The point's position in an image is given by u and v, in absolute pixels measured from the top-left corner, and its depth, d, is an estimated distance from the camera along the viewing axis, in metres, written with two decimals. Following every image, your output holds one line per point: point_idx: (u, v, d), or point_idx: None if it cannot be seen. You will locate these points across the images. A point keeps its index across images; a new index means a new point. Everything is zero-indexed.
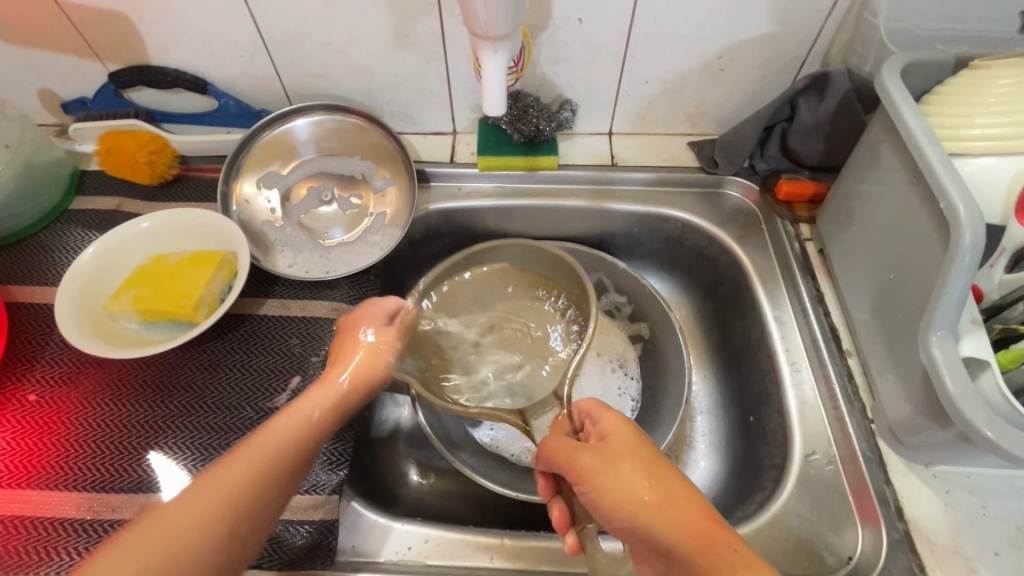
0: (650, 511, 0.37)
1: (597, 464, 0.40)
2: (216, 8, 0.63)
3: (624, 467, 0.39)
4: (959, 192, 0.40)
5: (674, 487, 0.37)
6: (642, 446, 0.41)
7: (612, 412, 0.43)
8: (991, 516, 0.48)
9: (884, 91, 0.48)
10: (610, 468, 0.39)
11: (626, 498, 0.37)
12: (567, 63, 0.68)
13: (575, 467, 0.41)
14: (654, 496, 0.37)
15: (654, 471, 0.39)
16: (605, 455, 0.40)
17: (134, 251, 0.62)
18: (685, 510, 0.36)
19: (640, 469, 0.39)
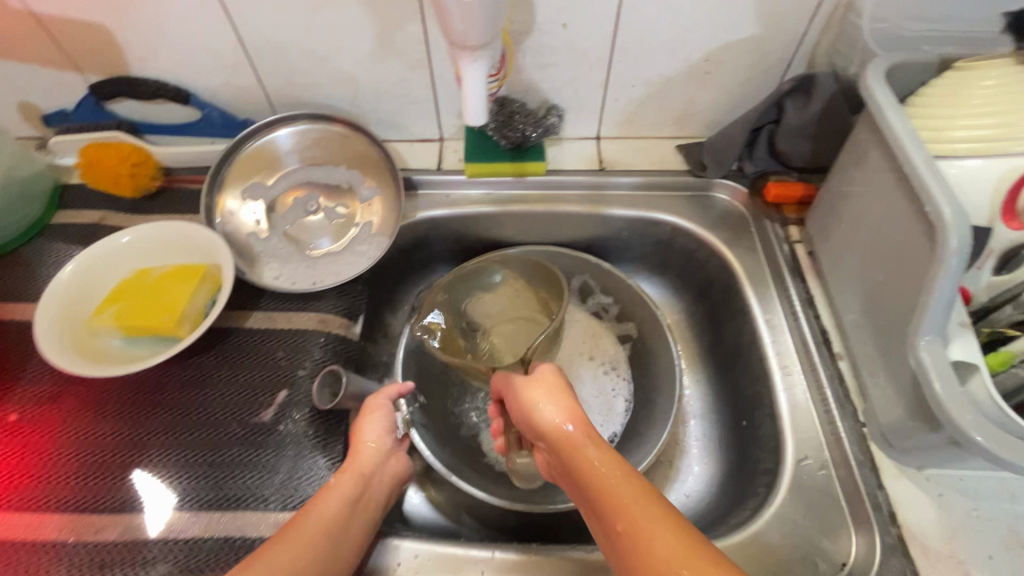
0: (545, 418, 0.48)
1: (519, 387, 0.52)
2: (195, 18, 0.62)
3: (539, 391, 0.51)
4: (944, 194, 0.40)
5: (568, 408, 0.48)
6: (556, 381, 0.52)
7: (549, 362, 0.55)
8: (984, 518, 0.47)
9: (869, 93, 0.48)
10: (530, 391, 0.51)
11: (530, 414, 0.49)
12: (553, 68, 0.68)
13: (507, 386, 0.54)
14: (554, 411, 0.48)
15: (560, 396, 0.50)
16: (527, 383, 0.52)
17: (116, 265, 0.61)
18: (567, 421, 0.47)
19: (551, 395, 0.50)
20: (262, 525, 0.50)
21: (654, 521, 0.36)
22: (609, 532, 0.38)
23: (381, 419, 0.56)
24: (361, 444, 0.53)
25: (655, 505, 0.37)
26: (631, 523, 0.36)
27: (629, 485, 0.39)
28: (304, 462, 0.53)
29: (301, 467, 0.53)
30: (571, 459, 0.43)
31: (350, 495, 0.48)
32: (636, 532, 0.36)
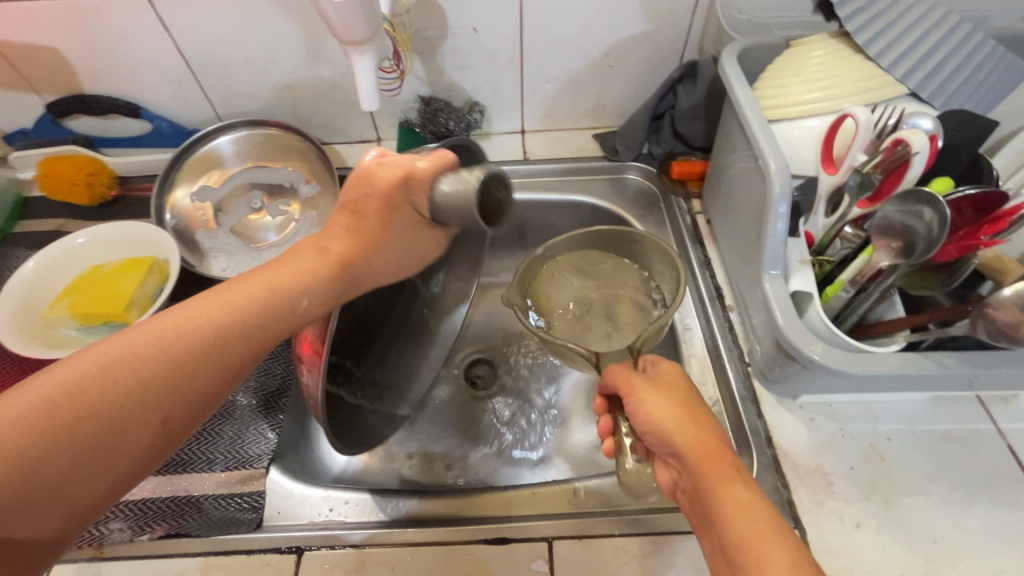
0: (680, 422, 0.42)
1: (649, 384, 0.46)
2: (140, 37, 0.69)
3: (668, 395, 0.44)
4: (771, 149, 0.47)
5: (697, 420, 0.43)
6: (685, 389, 0.46)
7: (672, 362, 0.48)
8: (848, 436, 0.54)
9: (722, 70, 0.55)
10: (660, 390, 0.45)
11: (658, 418, 0.43)
12: (471, 68, 0.75)
13: (628, 383, 0.46)
14: (683, 416, 0.43)
15: (686, 401, 0.45)
16: (657, 383, 0.46)
17: (71, 263, 0.66)
18: (697, 435, 0.42)
19: (678, 397, 0.45)
20: (207, 485, 0.55)
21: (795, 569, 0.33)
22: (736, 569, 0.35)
23: (402, 246, 0.49)
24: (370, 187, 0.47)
25: (789, 544, 0.34)
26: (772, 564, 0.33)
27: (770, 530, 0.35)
28: (247, 428, 0.58)
29: (244, 432, 0.58)
30: (709, 478, 0.39)
31: (300, 309, 0.42)
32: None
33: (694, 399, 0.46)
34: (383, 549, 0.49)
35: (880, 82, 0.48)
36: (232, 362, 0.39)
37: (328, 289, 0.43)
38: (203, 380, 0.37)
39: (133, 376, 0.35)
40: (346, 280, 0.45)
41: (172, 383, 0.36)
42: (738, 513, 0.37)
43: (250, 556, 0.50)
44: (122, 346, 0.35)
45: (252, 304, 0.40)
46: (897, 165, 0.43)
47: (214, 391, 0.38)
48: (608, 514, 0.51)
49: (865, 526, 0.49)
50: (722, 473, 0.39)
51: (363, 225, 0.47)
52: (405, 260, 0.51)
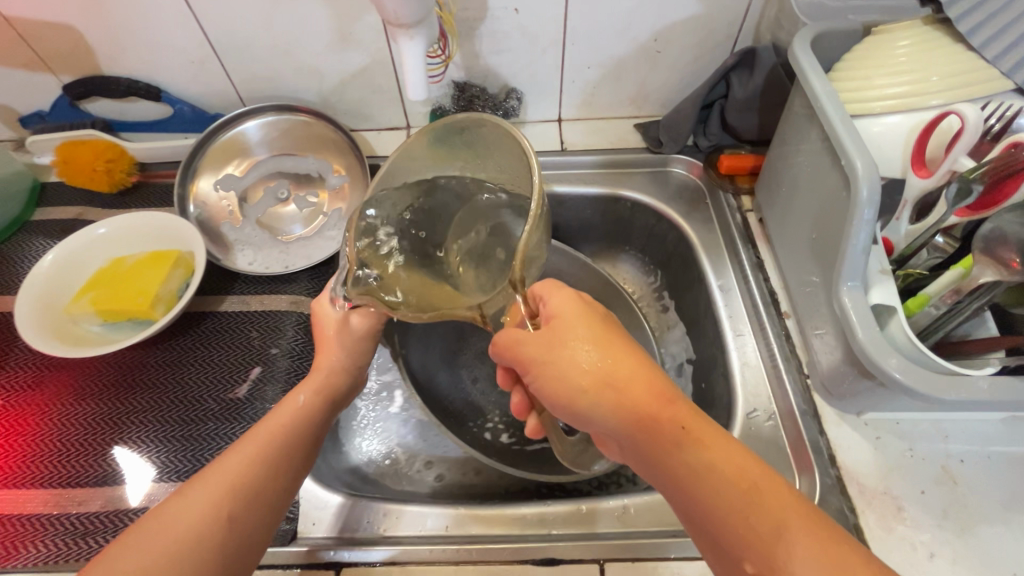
0: (593, 398, 0.38)
1: (541, 350, 0.39)
2: (160, 16, 0.65)
3: (568, 349, 0.39)
4: (857, 149, 0.43)
5: (618, 368, 0.38)
6: (583, 325, 0.40)
7: (559, 294, 0.41)
8: (918, 457, 0.50)
9: (794, 58, 0.50)
10: (562, 351, 0.39)
11: (571, 384, 0.38)
12: (509, 52, 0.70)
13: (518, 357, 0.41)
14: (596, 384, 0.38)
15: (605, 345, 0.39)
16: (550, 338, 0.40)
17: (94, 255, 0.63)
18: (629, 389, 0.37)
19: (592, 347, 0.39)
20: None
21: (778, 534, 0.30)
22: (711, 542, 0.33)
23: (347, 342, 0.49)
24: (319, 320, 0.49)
25: (775, 502, 0.32)
26: (764, 533, 0.31)
27: (743, 494, 0.32)
28: None
29: None
30: (656, 448, 0.36)
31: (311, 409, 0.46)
32: (744, 556, 0.31)
33: (612, 337, 0.40)
34: (425, 566, 0.47)
35: (979, 75, 0.43)
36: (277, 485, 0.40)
37: (319, 385, 0.47)
38: (253, 512, 0.38)
39: (190, 523, 0.36)
40: (335, 380, 0.48)
41: (230, 517, 0.37)
42: (707, 478, 0.34)
43: (288, 570, 0.48)
44: (167, 508, 0.36)
45: (276, 431, 0.43)
46: (1012, 170, 0.39)
47: (267, 517, 0.39)
48: (661, 535, 0.48)
49: (940, 556, 0.45)
50: (667, 435, 0.35)
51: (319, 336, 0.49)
52: (362, 354, 0.50)
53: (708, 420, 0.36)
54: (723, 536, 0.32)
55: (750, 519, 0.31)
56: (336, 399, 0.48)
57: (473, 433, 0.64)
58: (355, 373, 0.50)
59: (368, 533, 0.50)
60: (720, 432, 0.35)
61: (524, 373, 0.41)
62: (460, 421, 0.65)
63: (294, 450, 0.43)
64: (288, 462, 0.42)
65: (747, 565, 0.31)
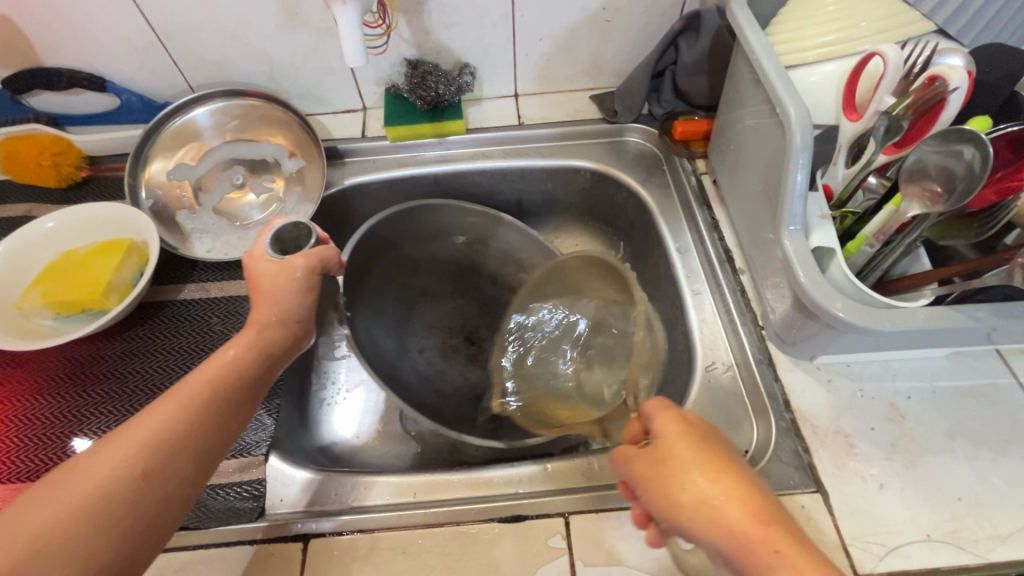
0: (690, 514, 0.35)
1: (649, 468, 0.38)
2: (98, 3, 0.63)
3: (669, 472, 0.37)
4: (791, 97, 0.44)
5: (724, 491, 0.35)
6: (687, 443, 0.38)
7: (669, 413, 0.40)
8: (867, 396, 0.52)
9: (731, 14, 0.51)
10: (675, 478, 0.37)
11: (668, 503, 0.36)
12: (459, 26, 0.70)
13: (635, 478, 0.40)
14: (697, 503, 0.35)
15: (712, 469, 0.36)
16: (654, 458, 0.39)
17: (44, 249, 0.62)
18: (730, 513, 0.34)
19: (700, 472, 0.36)
20: None
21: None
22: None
23: (284, 292, 0.49)
24: (257, 273, 0.50)
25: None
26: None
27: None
28: None
29: None
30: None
31: (240, 365, 0.44)
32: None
33: (722, 461, 0.37)
34: (393, 532, 0.47)
35: (906, 19, 0.46)
36: (203, 448, 0.39)
37: (250, 342, 0.45)
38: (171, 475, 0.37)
39: (102, 479, 0.35)
40: (270, 337, 0.47)
41: (146, 474, 0.36)
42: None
43: (254, 547, 0.47)
44: (80, 465, 0.35)
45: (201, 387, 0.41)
46: (931, 104, 0.41)
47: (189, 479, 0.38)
48: None
49: (889, 487, 0.47)
50: (763, 565, 0.31)
51: (261, 289, 0.49)
52: (301, 304, 0.49)
53: (813, 548, 0.32)
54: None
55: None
56: (272, 355, 0.47)
57: (417, 399, 0.63)
58: (293, 328, 0.49)
59: (341, 506, 0.51)
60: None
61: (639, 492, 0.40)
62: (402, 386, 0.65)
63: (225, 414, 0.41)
64: (215, 425, 0.40)
65: None
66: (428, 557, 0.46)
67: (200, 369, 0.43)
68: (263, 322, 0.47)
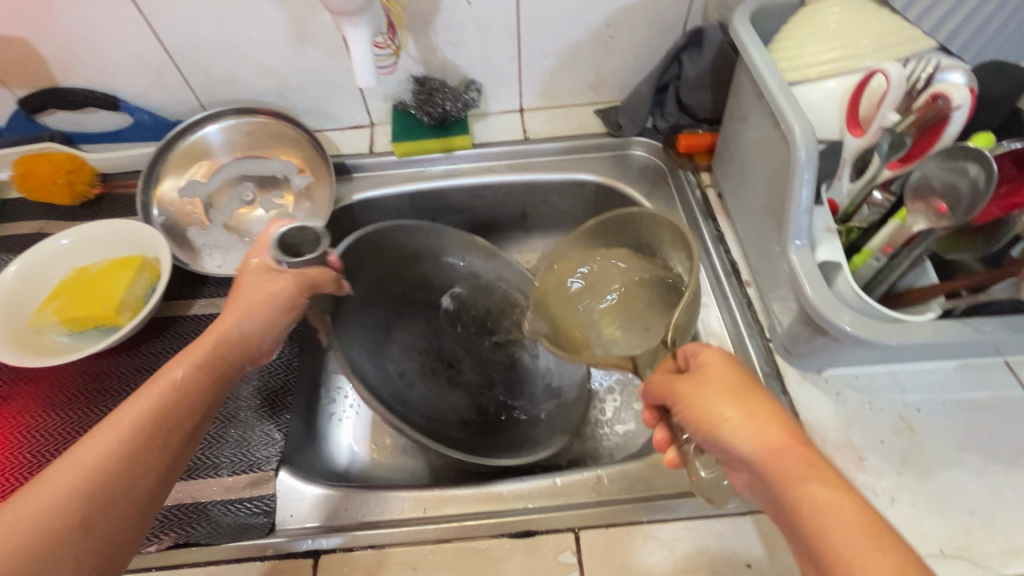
0: (733, 425, 0.35)
1: (681, 384, 0.38)
2: (113, 24, 0.65)
3: (711, 390, 0.36)
4: (794, 114, 0.44)
5: (758, 407, 0.35)
6: (732, 372, 0.37)
7: (714, 347, 0.39)
8: (876, 409, 0.52)
9: (734, 32, 0.52)
10: (719, 392, 0.36)
11: (709, 420, 0.35)
12: (465, 44, 0.71)
13: (670, 391, 0.39)
14: (740, 416, 0.35)
15: (748, 399, 0.36)
16: (696, 379, 0.37)
17: (57, 266, 0.63)
18: (768, 427, 0.34)
19: (731, 395, 0.36)
20: (214, 490, 0.53)
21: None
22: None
23: (255, 315, 0.49)
24: (245, 277, 0.51)
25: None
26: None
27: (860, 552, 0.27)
28: (257, 429, 0.56)
29: (255, 434, 0.56)
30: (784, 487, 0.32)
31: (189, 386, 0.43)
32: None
33: (749, 388, 0.37)
34: (403, 548, 0.47)
35: (909, 36, 0.46)
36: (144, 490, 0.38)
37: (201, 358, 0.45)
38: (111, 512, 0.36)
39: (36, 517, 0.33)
40: (215, 359, 0.46)
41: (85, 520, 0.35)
42: (825, 535, 0.29)
43: (267, 562, 0.47)
44: (9, 504, 0.34)
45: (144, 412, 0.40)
46: (934, 120, 0.41)
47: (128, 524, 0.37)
48: (633, 501, 0.49)
49: (900, 501, 0.47)
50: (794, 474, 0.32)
51: (240, 297, 0.50)
52: (277, 319, 0.50)
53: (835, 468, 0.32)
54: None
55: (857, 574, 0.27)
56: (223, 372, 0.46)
57: (415, 421, 0.59)
58: (255, 345, 0.49)
59: (351, 520, 0.51)
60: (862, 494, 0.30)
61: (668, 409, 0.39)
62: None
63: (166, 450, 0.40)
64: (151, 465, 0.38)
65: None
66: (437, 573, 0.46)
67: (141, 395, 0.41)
68: (218, 341, 0.47)
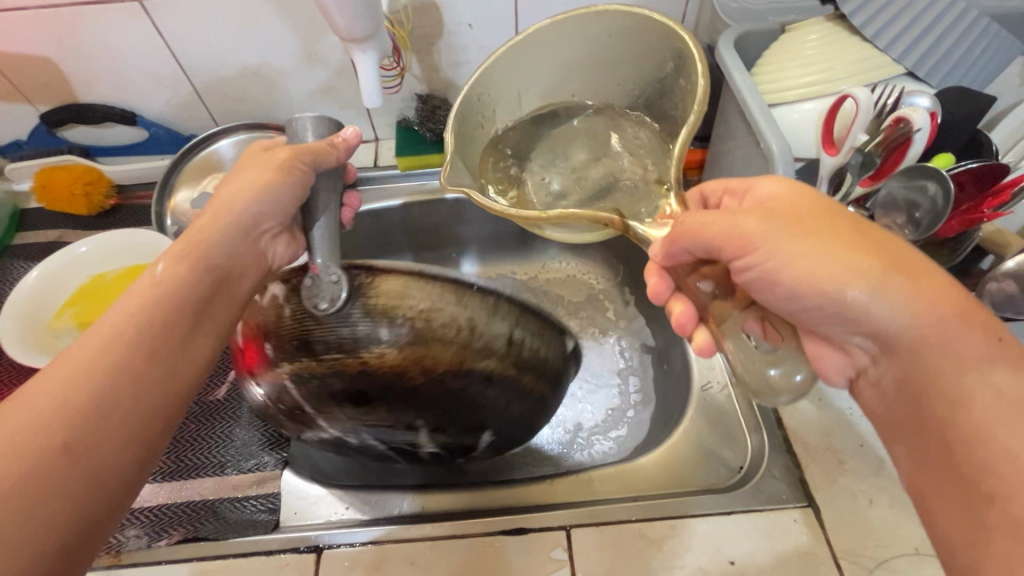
0: (872, 280, 0.32)
1: (772, 230, 0.34)
2: (134, 44, 0.68)
3: (827, 236, 0.34)
4: (774, 133, 0.47)
5: (902, 257, 0.33)
6: (827, 204, 0.36)
7: (783, 179, 0.38)
8: (856, 415, 0.54)
9: (719, 55, 0.55)
10: (836, 237, 0.33)
11: (829, 271, 0.33)
12: (466, 64, 0.75)
13: (738, 232, 0.35)
14: (884, 269, 0.32)
15: (871, 249, 0.33)
16: (809, 221, 0.34)
17: (75, 273, 0.66)
18: (927, 282, 0.32)
19: (850, 240, 0.33)
20: (221, 489, 0.55)
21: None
22: (982, 503, 0.29)
23: (283, 189, 0.46)
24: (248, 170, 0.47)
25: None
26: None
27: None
28: (261, 432, 0.59)
29: (259, 436, 0.59)
30: (932, 369, 0.32)
31: (171, 283, 0.40)
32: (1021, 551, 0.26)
33: (851, 230, 0.34)
34: (401, 544, 0.49)
35: (879, 63, 0.50)
36: (147, 422, 0.35)
37: (181, 262, 0.41)
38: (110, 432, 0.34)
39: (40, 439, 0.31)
40: (201, 262, 0.43)
41: (69, 446, 0.32)
42: (985, 424, 0.29)
43: (271, 556, 0.49)
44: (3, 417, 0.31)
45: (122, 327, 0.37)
46: (900, 142, 0.44)
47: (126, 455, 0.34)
48: (624, 502, 0.51)
49: (878, 502, 0.49)
50: (951, 357, 0.31)
51: (232, 184, 0.46)
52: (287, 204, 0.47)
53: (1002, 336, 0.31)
54: (1005, 500, 0.28)
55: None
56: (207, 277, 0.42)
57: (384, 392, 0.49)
58: (253, 237, 0.46)
59: (353, 518, 0.53)
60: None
61: (732, 260, 0.35)
62: (431, 368, 0.48)
63: (170, 373, 0.37)
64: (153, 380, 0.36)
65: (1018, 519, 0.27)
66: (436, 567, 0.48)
67: (119, 309, 0.38)
68: (198, 243, 0.43)
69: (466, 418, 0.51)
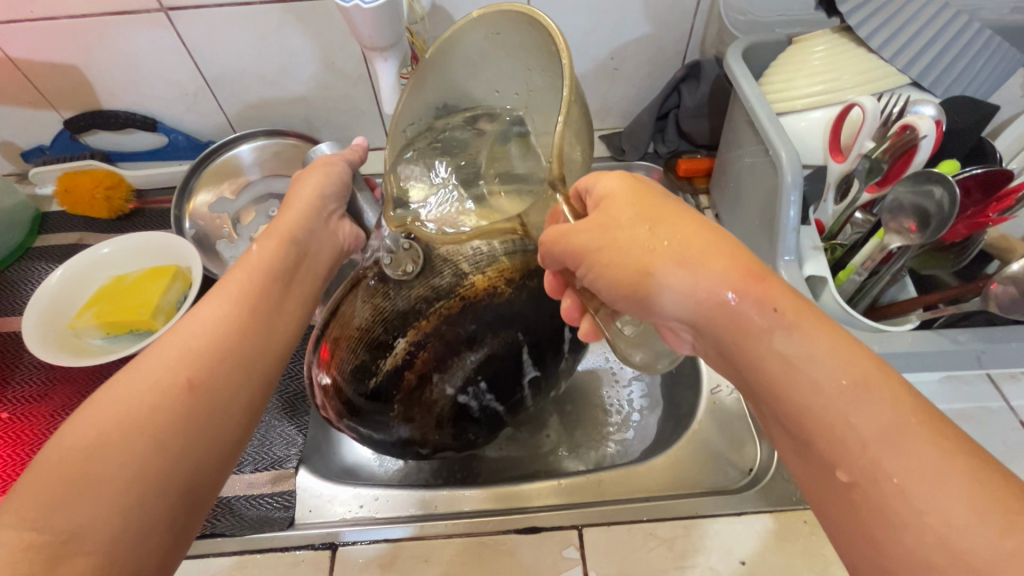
0: (664, 275, 0.32)
1: (597, 236, 0.34)
2: (158, 54, 0.71)
3: (625, 233, 0.33)
4: (781, 140, 0.48)
5: (695, 239, 0.32)
6: (642, 199, 0.34)
7: (612, 174, 0.36)
8: None
9: (727, 65, 0.56)
10: (625, 240, 0.33)
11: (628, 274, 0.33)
12: None
13: (570, 249, 0.35)
14: (666, 261, 0.32)
15: (667, 231, 0.33)
16: (602, 222, 0.34)
17: (97, 274, 0.67)
18: (718, 262, 0.31)
19: (644, 224, 0.33)
20: (237, 487, 0.56)
21: (890, 435, 0.26)
22: (806, 450, 0.28)
23: (333, 177, 0.51)
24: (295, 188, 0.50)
25: (873, 397, 0.27)
26: (857, 429, 0.26)
27: (852, 392, 0.27)
28: (277, 430, 0.60)
29: (275, 433, 0.60)
30: (731, 344, 0.31)
31: (267, 259, 0.45)
32: (866, 517, 0.26)
33: (661, 215, 0.34)
34: (416, 541, 0.50)
35: (885, 73, 0.51)
36: (236, 390, 0.38)
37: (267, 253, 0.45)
38: (216, 392, 0.37)
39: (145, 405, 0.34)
40: (280, 260, 0.46)
41: (191, 382, 0.36)
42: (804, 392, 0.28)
43: (286, 552, 0.50)
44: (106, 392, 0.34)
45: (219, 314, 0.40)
46: (907, 148, 0.45)
47: (233, 410, 0.37)
48: (637, 502, 0.52)
49: None
50: (749, 330, 0.30)
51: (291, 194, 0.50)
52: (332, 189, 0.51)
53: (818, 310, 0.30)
54: (818, 448, 0.28)
55: (843, 409, 0.27)
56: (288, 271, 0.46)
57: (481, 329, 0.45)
58: (311, 240, 0.49)
59: (367, 517, 0.54)
60: (826, 322, 0.30)
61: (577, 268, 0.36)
62: (514, 277, 0.46)
63: (253, 352, 0.40)
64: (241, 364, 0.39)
65: (840, 472, 0.27)
66: (451, 565, 0.48)
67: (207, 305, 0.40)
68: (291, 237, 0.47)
69: (550, 319, 0.49)
